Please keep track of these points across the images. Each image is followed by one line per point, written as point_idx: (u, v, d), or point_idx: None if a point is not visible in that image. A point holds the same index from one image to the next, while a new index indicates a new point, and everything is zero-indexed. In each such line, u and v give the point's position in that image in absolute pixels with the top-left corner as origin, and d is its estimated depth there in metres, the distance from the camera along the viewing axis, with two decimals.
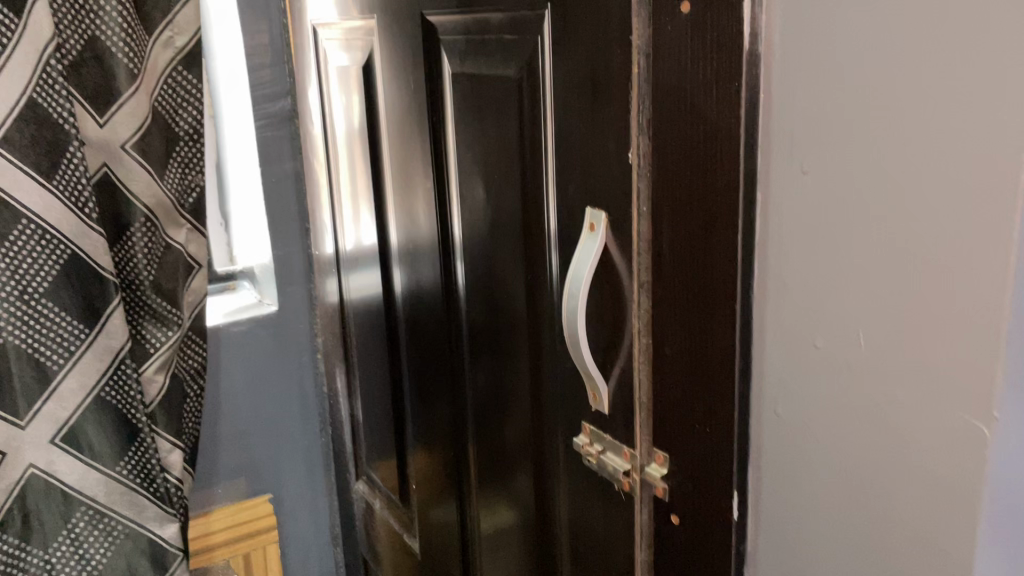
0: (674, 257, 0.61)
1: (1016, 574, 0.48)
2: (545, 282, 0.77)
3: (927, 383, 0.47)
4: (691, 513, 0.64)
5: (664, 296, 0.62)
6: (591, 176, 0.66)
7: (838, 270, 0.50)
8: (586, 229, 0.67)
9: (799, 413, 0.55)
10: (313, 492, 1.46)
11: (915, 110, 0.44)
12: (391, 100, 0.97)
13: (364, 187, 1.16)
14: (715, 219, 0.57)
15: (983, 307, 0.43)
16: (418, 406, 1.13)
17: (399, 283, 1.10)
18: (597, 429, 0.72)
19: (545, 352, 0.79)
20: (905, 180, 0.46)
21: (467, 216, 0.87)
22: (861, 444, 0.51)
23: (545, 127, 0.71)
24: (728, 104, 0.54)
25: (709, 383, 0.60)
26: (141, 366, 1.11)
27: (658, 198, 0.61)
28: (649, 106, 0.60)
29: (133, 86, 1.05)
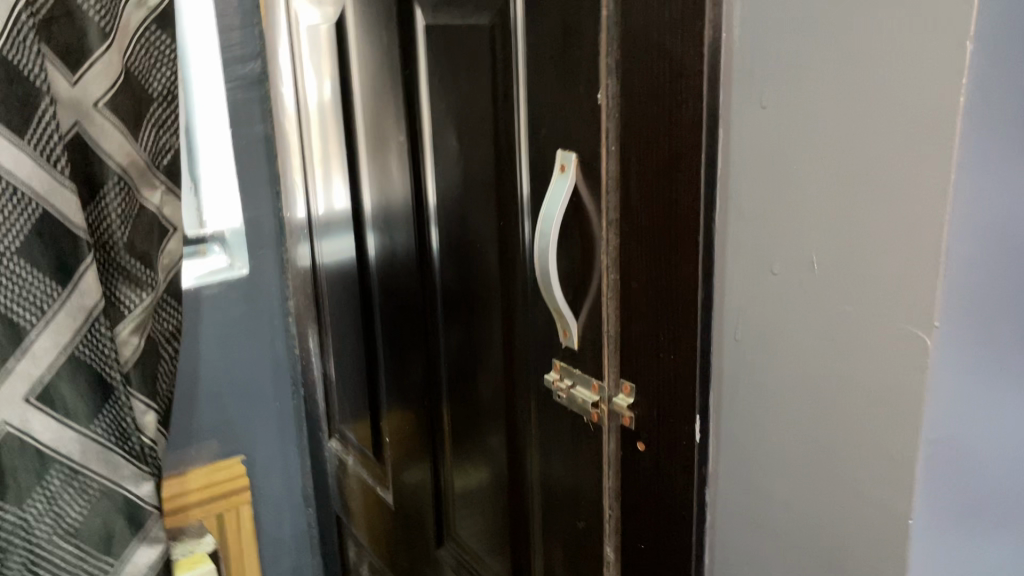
0: (641, 194, 0.64)
1: (956, 478, 0.52)
2: (516, 229, 0.79)
3: (874, 299, 0.50)
4: (655, 438, 0.68)
5: (631, 232, 0.66)
6: (562, 120, 0.69)
7: (794, 200, 0.54)
8: (557, 170, 0.70)
9: (757, 338, 0.59)
10: (285, 455, 1.48)
11: (862, 40, 0.48)
12: (364, 56, 0.99)
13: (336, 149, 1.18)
14: (679, 155, 0.60)
15: (922, 224, 0.47)
16: (391, 366, 1.15)
17: (373, 245, 1.12)
18: (567, 365, 0.76)
19: (517, 300, 0.82)
20: (854, 107, 0.49)
21: (441, 170, 0.89)
22: (813, 362, 0.55)
23: (517, 75, 0.74)
24: (691, 43, 0.57)
25: (673, 313, 0.64)
26: (116, 327, 1.13)
27: (626, 137, 0.64)
28: (617, 48, 0.63)
29: (104, 43, 1.06)
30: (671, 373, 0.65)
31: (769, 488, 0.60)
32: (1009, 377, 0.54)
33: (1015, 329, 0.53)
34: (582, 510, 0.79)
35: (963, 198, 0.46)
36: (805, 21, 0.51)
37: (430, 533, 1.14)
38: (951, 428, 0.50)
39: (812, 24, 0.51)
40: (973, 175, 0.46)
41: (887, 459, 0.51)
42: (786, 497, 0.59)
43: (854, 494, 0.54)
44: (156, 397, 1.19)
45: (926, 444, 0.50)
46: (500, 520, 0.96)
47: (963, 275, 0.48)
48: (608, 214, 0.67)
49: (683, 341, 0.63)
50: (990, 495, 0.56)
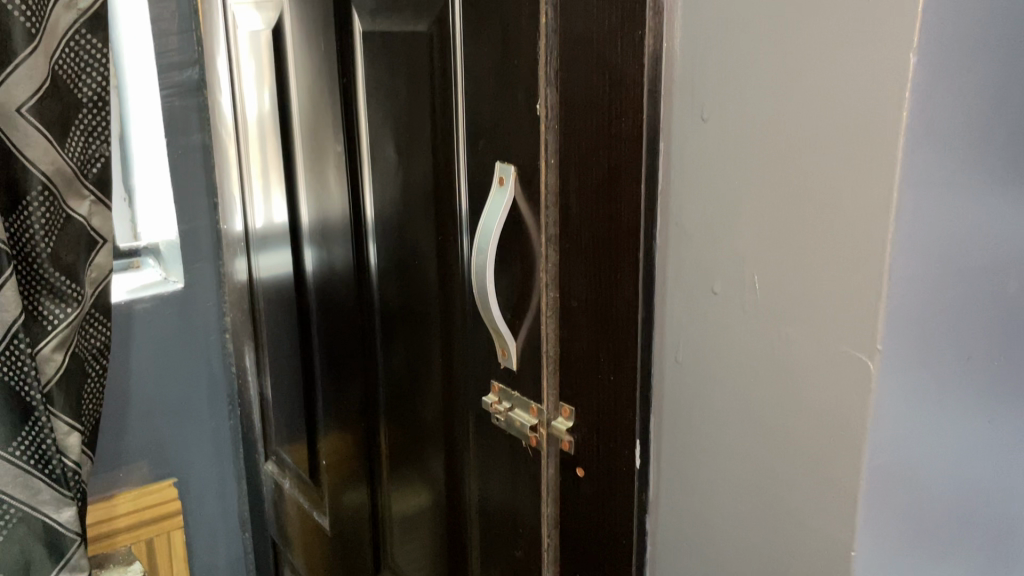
0: (581, 209, 0.61)
1: (901, 507, 0.50)
2: (455, 245, 0.76)
3: (816, 320, 0.48)
4: (595, 464, 0.65)
5: (571, 248, 0.63)
6: (501, 131, 0.67)
7: (735, 216, 0.52)
8: (496, 183, 0.68)
9: (699, 358, 0.56)
10: (220, 477, 1.43)
11: (806, 49, 0.46)
12: (303, 64, 0.96)
13: (272, 160, 1.14)
14: (619, 168, 0.58)
15: (864, 243, 0.45)
16: (329, 386, 1.11)
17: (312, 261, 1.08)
18: (506, 386, 0.73)
19: (455, 319, 0.79)
20: (797, 120, 0.47)
21: (379, 182, 0.86)
22: (755, 385, 0.53)
23: (456, 84, 0.71)
24: (632, 51, 0.55)
25: (612, 333, 0.61)
26: (37, 344, 1.07)
27: (566, 149, 0.62)
28: (556, 57, 0.61)
29: (30, 46, 1.00)
30: (611, 395, 0.62)
31: (710, 516, 0.58)
32: (954, 402, 0.52)
33: (961, 352, 0.52)
34: (521, 538, 0.76)
35: (907, 216, 0.44)
36: (747, 29, 0.49)
37: (369, 559, 1.10)
38: (895, 456, 0.49)
39: (756, 33, 0.49)
40: (917, 193, 0.44)
41: (831, 488, 0.49)
42: (729, 527, 0.57)
43: (796, 524, 0.52)
44: (80, 417, 1.13)
45: (870, 472, 0.47)
46: (439, 548, 0.92)
47: (908, 297, 0.46)
48: (546, 228, 0.65)
49: (624, 362, 0.61)
50: (936, 523, 0.54)
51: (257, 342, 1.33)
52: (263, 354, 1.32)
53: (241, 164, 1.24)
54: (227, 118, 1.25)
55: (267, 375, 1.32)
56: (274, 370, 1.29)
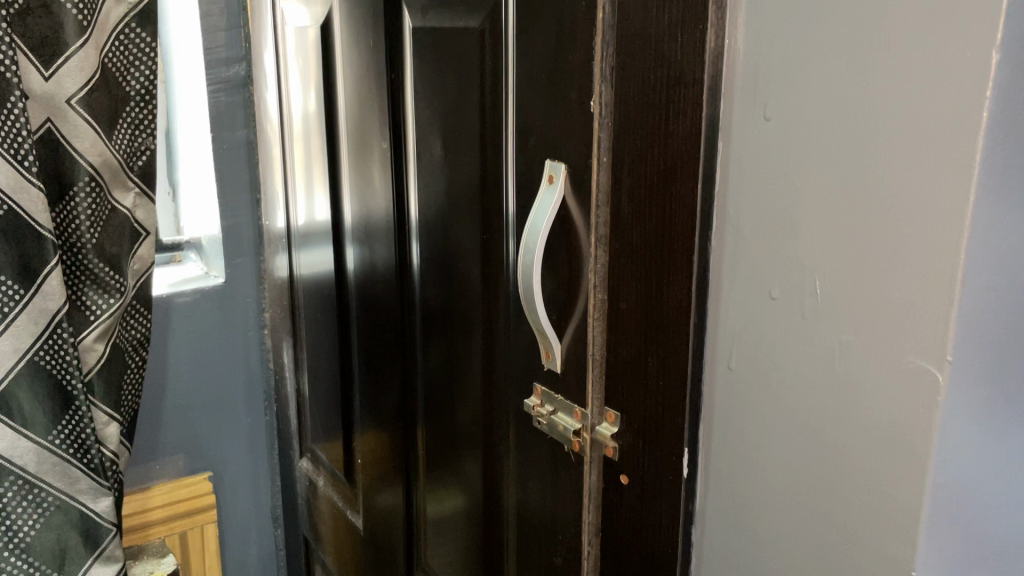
0: (633, 210, 0.60)
1: (965, 528, 0.48)
2: (500, 245, 0.75)
3: (881, 330, 0.46)
4: (640, 471, 0.63)
5: (621, 248, 0.61)
6: (552, 129, 0.65)
7: (796, 218, 0.50)
8: (545, 181, 0.66)
9: (753, 366, 0.55)
10: (254, 472, 1.43)
11: (880, 43, 0.44)
12: (351, 60, 0.95)
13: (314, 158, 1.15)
14: (674, 167, 0.56)
15: (937, 248, 0.43)
16: (366, 385, 1.11)
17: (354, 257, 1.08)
18: (548, 390, 0.71)
19: (498, 320, 0.78)
20: (869, 118, 0.45)
21: (425, 179, 0.85)
22: (813, 396, 0.51)
23: (507, 80, 0.70)
24: (692, 48, 0.53)
25: (663, 336, 0.59)
26: (79, 333, 1.07)
27: (619, 148, 0.60)
28: (612, 53, 0.59)
29: (82, 38, 1.01)
30: (659, 401, 0.60)
31: (760, 530, 0.56)
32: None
33: None
34: (559, 546, 0.74)
35: (984, 221, 0.42)
36: (818, 24, 0.47)
37: (400, 562, 1.09)
38: (962, 474, 0.46)
39: (825, 30, 0.47)
40: (995, 200, 0.42)
41: (891, 505, 0.47)
42: (781, 540, 0.55)
43: (852, 541, 0.50)
44: (120, 408, 1.14)
45: (935, 489, 0.45)
46: (473, 552, 0.91)
47: (981, 308, 0.44)
48: (595, 228, 0.63)
49: (674, 366, 0.59)
50: (999, 547, 0.52)
51: (293, 340, 1.34)
52: (299, 352, 1.32)
53: (284, 162, 1.25)
54: (271, 115, 1.26)
55: (303, 372, 1.32)
56: (311, 367, 1.29)
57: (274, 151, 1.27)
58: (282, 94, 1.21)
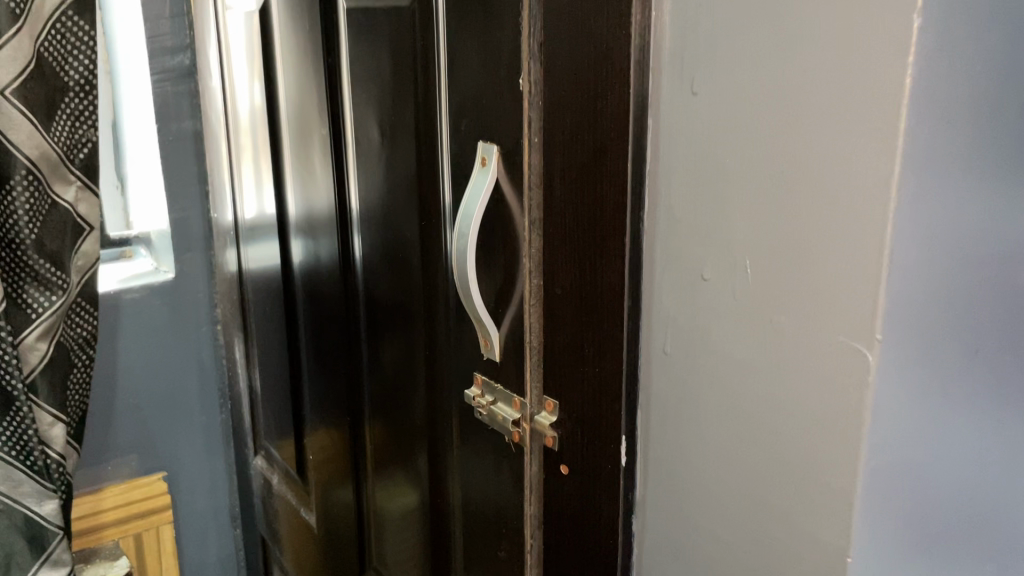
0: (565, 192, 0.58)
1: (903, 512, 0.47)
2: (438, 232, 0.73)
3: (812, 310, 0.45)
4: (579, 461, 0.61)
5: (555, 232, 0.59)
6: (484, 111, 0.63)
7: (726, 196, 0.49)
8: (478, 164, 0.63)
9: (688, 350, 0.53)
10: (210, 472, 1.40)
11: (804, 10, 0.42)
12: (290, 46, 0.93)
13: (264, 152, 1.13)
14: (605, 145, 0.54)
15: (863, 223, 0.41)
16: (316, 380, 1.08)
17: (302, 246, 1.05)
18: (489, 379, 0.69)
19: (438, 310, 0.76)
20: (795, 88, 0.43)
21: (363, 165, 0.83)
22: (747, 379, 0.49)
23: (439, 61, 0.67)
24: (618, 20, 0.51)
25: (599, 322, 0.57)
26: (20, 333, 1.04)
27: (550, 127, 0.58)
28: (540, 29, 0.57)
29: (14, 26, 0.98)
30: (596, 388, 0.59)
31: (699, 519, 0.54)
32: (959, 399, 0.49)
33: (966, 346, 0.48)
34: (503, 540, 0.72)
35: (910, 194, 0.40)
36: None
37: (354, 560, 1.07)
38: (897, 457, 0.45)
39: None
40: (921, 172, 0.41)
41: (826, 491, 0.45)
42: (719, 530, 0.53)
43: (789, 528, 0.48)
44: (66, 409, 1.11)
45: (869, 474, 0.44)
46: (424, 549, 0.89)
47: (911, 285, 0.42)
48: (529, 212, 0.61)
49: (610, 353, 0.57)
50: (935, 531, 0.50)
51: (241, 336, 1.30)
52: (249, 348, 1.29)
53: (230, 154, 1.22)
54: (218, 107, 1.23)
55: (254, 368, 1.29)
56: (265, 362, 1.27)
57: (220, 143, 1.24)
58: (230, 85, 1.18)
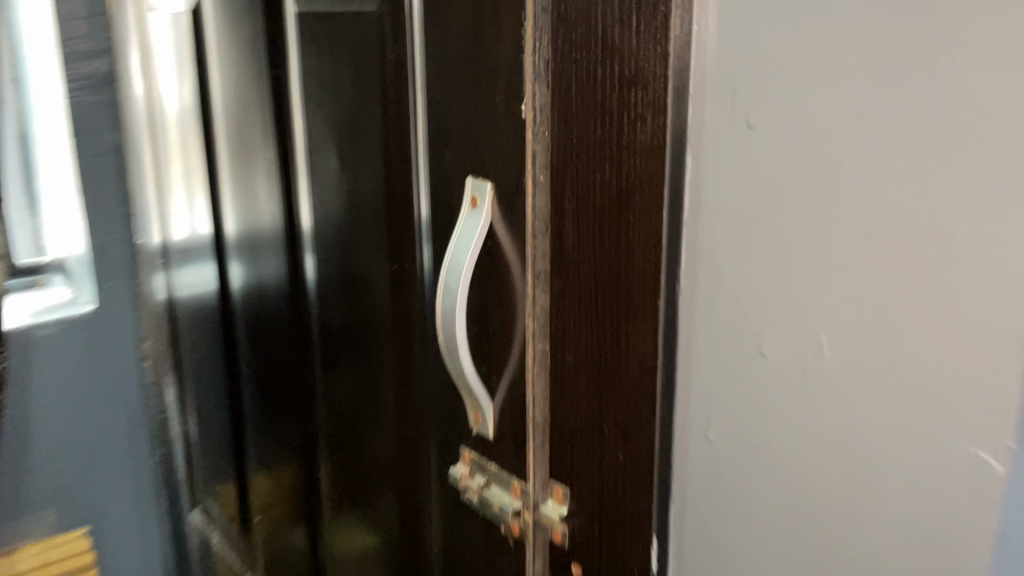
0: (579, 242, 0.47)
1: None
2: (414, 278, 0.62)
3: (914, 402, 0.36)
4: (596, 562, 0.51)
5: (565, 289, 0.48)
6: (473, 141, 0.52)
7: (802, 255, 0.39)
8: (468, 204, 0.53)
9: (744, 436, 0.44)
10: (142, 530, 1.20)
11: (923, 31, 0.33)
12: (225, 51, 0.81)
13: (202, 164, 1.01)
14: (636, 186, 0.43)
15: (994, 300, 0.33)
16: (260, 424, 0.96)
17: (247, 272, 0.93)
18: (478, 457, 0.58)
19: (414, 366, 0.65)
20: (911, 126, 0.34)
21: (320, 191, 0.71)
22: (830, 478, 0.40)
23: (415, 75, 0.56)
24: (651, 33, 0.41)
25: (624, 400, 0.47)
26: None
27: (561, 161, 0.47)
28: (547, 40, 0.46)
29: None
30: (622, 480, 0.48)
31: None
32: None
33: None
34: None
35: None
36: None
37: None
38: None
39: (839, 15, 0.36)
40: None
41: None
42: None
43: None
44: None
45: None
46: None
47: None
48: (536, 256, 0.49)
49: (642, 439, 0.46)
50: None
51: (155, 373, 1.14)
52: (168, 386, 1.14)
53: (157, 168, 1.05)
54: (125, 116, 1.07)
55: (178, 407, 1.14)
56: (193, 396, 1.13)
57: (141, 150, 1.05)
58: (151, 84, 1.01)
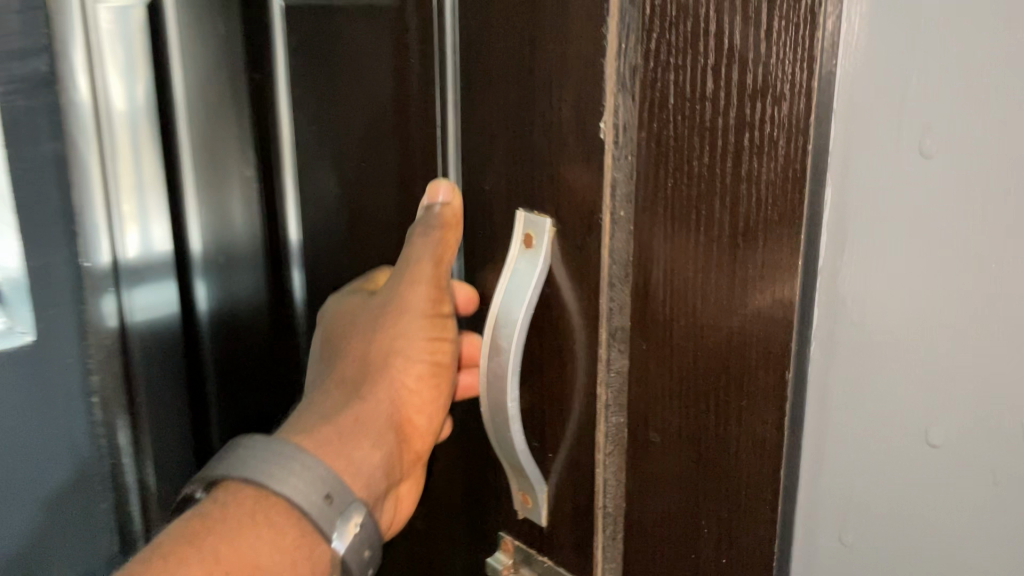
0: (675, 295, 0.37)
1: None
2: (438, 319, 0.53)
3: None
4: None
5: (651, 350, 0.39)
6: (520, 169, 0.43)
7: (972, 307, 0.32)
8: (521, 242, 0.44)
9: (884, 527, 0.36)
10: None
11: None
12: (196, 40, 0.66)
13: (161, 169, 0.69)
14: (759, 228, 0.33)
15: None
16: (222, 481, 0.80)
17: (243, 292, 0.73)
18: (524, 545, 0.50)
19: (438, 419, 0.57)
20: None
21: (319, 206, 0.63)
22: (989, 559, 0.35)
23: (450, 79, 0.47)
24: (791, 37, 0.31)
25: (727, 494, 0.37)
26: None
27: (650, 194, 0.37)
28: (636, 43, 0.36)
29: None
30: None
31: None
32: None
33: None
34: None
35: None
36: None
37: None
38: None
39: None
40: None
41: None
42: None
43: None
44: None
45: None
46: None
47: None
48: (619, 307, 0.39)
49: (758, 549, 0.37)
50: None
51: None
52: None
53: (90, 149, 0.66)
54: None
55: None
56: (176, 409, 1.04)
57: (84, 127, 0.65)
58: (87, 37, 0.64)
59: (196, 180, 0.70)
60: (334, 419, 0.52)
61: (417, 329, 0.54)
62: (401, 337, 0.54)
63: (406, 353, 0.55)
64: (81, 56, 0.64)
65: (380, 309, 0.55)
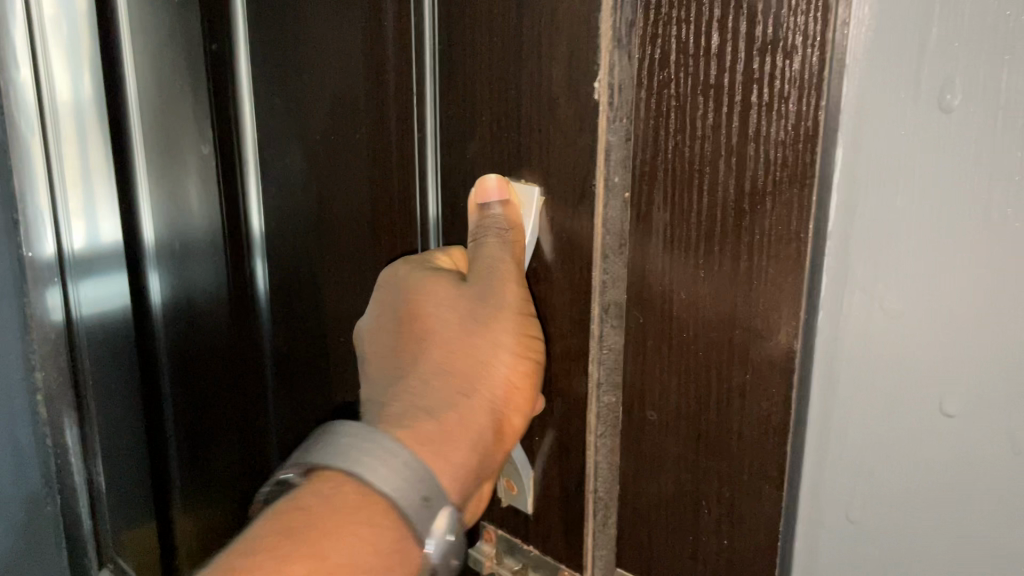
0: (674, 267, 0.35)
1: None
2: None
3: None
4: None
5: (647, 318, 0.37)
6: (502, 141, 0.41)
7: (989, 260, 0.30)
8: (502, 210, 0.40)
9: (892, 509, 0.34)
10: None
11: None
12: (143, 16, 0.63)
13: (108, 155, 0.69)
14: (766, 190, 0.32)
15: None
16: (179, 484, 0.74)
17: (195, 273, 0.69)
18: (511, 539, 0.47)
19: None
20: None
21: (277, 187, 0.59)
22: (1005, 542, 0.32)
23: (424, 45, 0.44)
24: None
25: (731, 468, 0.35)
26: None
27: (649, 154, 0.35)
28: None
29: None
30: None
31: None
32: None
33: None
34: None
35: None
36: None
37: None
38: None
39: None
40: None
41: None
42: None
43: None
44: None
45: None
46: None
47: None
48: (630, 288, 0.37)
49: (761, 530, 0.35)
50: None
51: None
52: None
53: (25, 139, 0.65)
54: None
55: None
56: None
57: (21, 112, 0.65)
58: (30, 20, 0.63)
59: (149, 162, 0.67)
60: (422, 406, 0.43)
61: (519, 322, 0.41)
62: (498, 329, 0.41)
63: (503, 348, 0.41)
64: (24, 43, 0.63)
65: (476, 295, 0.42)
